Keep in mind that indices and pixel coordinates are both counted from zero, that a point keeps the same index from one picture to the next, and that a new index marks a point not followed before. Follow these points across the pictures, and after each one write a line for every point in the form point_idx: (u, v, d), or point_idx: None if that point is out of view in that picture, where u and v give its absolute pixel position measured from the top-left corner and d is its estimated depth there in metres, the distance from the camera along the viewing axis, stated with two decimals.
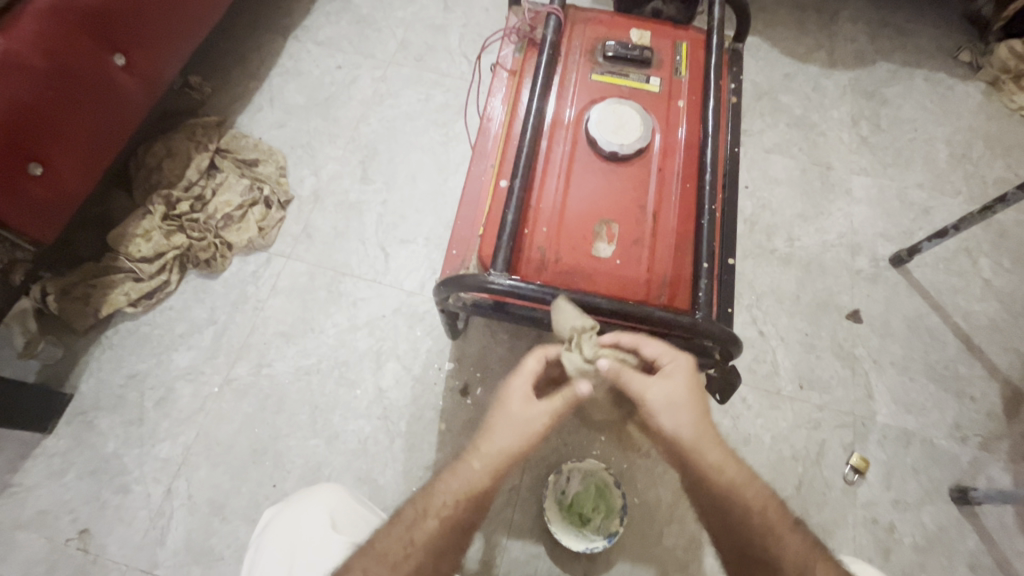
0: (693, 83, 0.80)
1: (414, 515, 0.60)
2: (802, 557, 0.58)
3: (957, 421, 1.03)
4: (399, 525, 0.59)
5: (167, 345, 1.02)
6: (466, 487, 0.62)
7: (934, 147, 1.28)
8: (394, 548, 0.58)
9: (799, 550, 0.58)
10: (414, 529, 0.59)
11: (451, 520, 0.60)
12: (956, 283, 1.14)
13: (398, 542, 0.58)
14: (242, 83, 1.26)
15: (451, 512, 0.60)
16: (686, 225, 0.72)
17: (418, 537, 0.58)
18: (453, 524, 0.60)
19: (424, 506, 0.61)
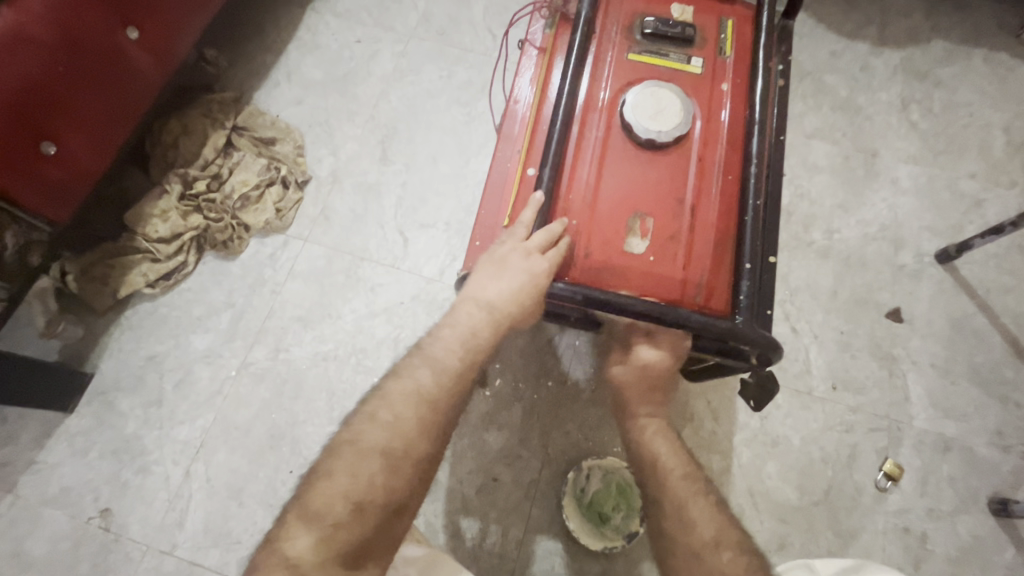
0: (739, 62, 0.74)
1: (413, 369, 0.61)
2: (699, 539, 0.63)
3: (999, 429, 0.97)
4: (401, 379, 0.60)
5: (185, 328, 1.02)
6: (460, 338, 0.63)
7: (990, 134, 1.19)
8: (399, 391, 0.59)
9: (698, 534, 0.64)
10: (416, 381, 0.60)
11: (449, 372, 0.61)
12: (1007, 282, 1.07)
13: (403, 395, 0.58)
14: (259, 56, 1.22)
15: (452, 368, 0.61)
16: (726, 222, 0.67)
17: (419, 390, 0.59)
18: (454, 372, 0.61)
19: (422, 362, 0.61)
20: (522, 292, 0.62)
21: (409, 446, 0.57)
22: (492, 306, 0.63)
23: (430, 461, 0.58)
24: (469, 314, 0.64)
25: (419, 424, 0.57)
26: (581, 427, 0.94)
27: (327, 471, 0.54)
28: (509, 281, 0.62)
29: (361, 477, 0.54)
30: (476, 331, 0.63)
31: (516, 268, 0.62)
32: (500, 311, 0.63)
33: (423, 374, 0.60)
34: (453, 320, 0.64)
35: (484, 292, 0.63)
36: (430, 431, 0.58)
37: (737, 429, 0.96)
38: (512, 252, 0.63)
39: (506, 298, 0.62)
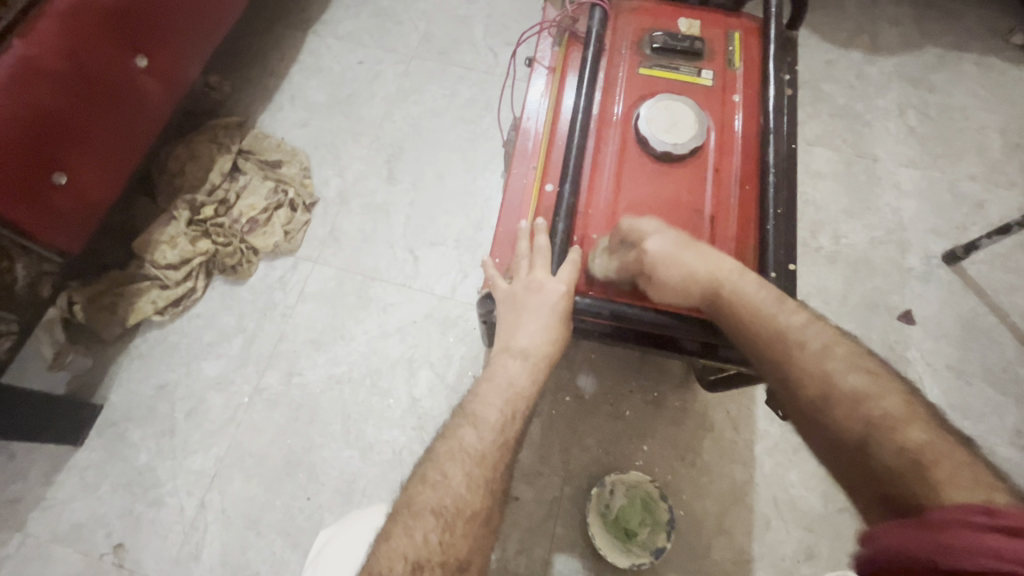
0: (747, 74, 0.75)
1: (458, 428, 0.58)
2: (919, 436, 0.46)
3: (1017, 427, 0.98)
4: (447, 441, 0.56)
5: (196, 354, 1.00)
6: (502, 392, 0.60)
7: (987, 136, 1.21)
8: (444, 456, 0.55)
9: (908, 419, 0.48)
10: (462, 440, 0.56)
11: (493, 427, 0.57)
12: (1014, 281, 1.08)
13: (452, 456, 0.55)
14: (263, 81, 1.22)
15: (497, 422, 0.58)
16: (746, 231, 0.68)
17: (466, 448, 0.55)
18: (499, 426, 0.57)
19: (465, 420, 0.58)
20: (549, 324, 0.61)
21: (462, 505, 0.53)
22: (528, 353, 0.61)
23: (486, 517, 0.53)
24: (506, 366, 0.61)
25: (469, 482, 0.53)
26: (601, 442, 0.93)
27: (384, 536, 0.51)
28: (535, 320, 0.61)
29: (418, 538, 0.50)
30: (516, 381, 0.60)
31: (534, 307, 0.62)
32: (536, 355, 0.61)
33: (468, 433, 0.56)
34: (491, 374, 0.61)
35: (516, 339, 0.62)
36: (483, 489, 0.54)
37: (758, 437, 0.95)
38: (526, 289, 0.63)
39: (540, 339, 0.61)
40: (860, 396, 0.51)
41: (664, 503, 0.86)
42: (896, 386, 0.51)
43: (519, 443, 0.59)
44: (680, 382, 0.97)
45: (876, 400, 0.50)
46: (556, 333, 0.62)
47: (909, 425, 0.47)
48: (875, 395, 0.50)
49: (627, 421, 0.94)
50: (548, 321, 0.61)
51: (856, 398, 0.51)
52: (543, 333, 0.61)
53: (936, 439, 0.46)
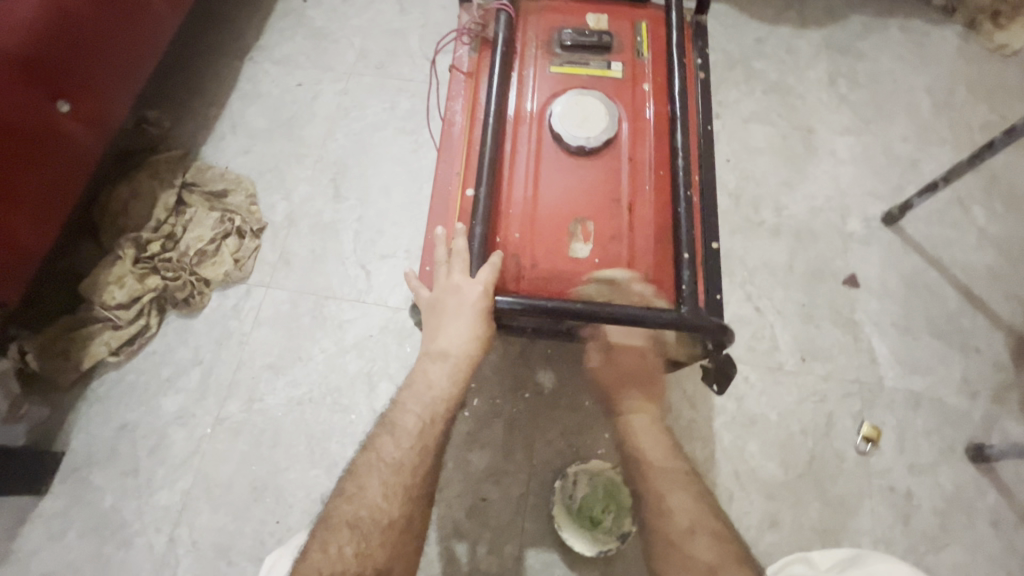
0: (657, 62, 0.77)
1: (379, 439, 0.65)
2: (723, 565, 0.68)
3: (965, 376, 1.00)
4: (368, 452, 0.64)
5: (155, 391, 1.00)
6: (421, 398, 0.65)
7: (915, 97, 1.24)
8: (364, 471, 0.62)
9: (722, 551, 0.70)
10: (381, 450, 0.63)
11: (410, 435, 0.64)
12: (951, 236, 1.11)
13: (369, 466, 0.62)
14: (202, 112, 1.22)
15: (413, 430, 0.64)
16: (664, 215, 0.69)
17: (383, 458, 0.63)
18: (417, 434, 0.64)
19: (385, 430, 0.65)
20: (470, 322, 0.63)
21: (379, 513, 0.60)
22: (449, 355, 0.65)
23: (404, 521, 0.61)
24: (428, 370, 0.66)
25: (385, 491, 0.61)
26: (562, 435, 0.94)
27: (307, 549, 0.59)
28: (455, 321, 0.64)
29: (337, 550, 0.58)
30: (436, 386, 0.65)
31: (454, 308, 0.64)
32: (456, 357, 0.65)
33: (386, 443, 0.64)
34: (411, 382, 0.67)
35: (438, 343, 0.65)
36: (401, 494, 0.61)
37: (714, 413, 0.97)
38: (447, 292, 0.64)
39: (462, 340, 0.64)
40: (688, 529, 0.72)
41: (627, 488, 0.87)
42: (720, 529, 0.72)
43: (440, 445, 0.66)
44: None
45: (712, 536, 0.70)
46: (477, 328, 0.63)
47: (701, 531, 0.71)
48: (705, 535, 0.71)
49: (586, 412, 0.95)
50: (468, 318, 0.63)
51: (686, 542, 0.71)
52: (465, 330, 0.64)
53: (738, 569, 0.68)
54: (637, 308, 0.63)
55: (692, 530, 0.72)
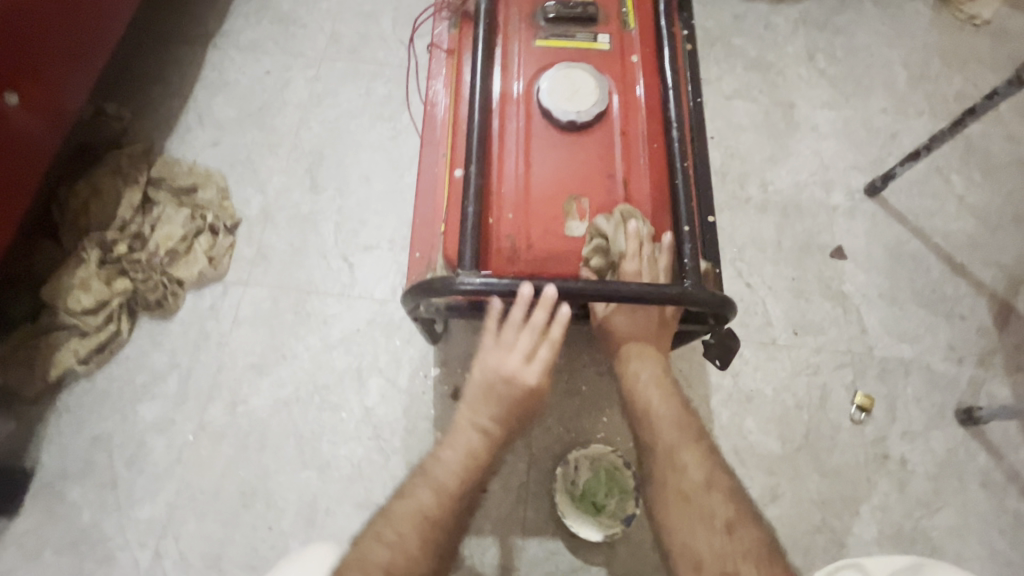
0: (644, 34, 0.75)
1: (416, 489, 0.65)
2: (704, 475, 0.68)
3: (951, 342, 1.02)
4: (405, 500, 0.64)
5: (130, 399, 0.95)
6: (461, 458, 0.66)
7: (892, 70, 1.25)
8: (399, 521, 0.62)
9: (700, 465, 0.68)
10: (421, 504, 0.63)
11: (450, 493, 0.64)
12: (932, 205, 1.12)
13: (408, 517, 0.62)
14: (165, 104, 1.16)
15: (454, 489, 0.64)
16: (659, 189, 0.68)
17: (422, 511, 0.63)
18: (455, 492, 0.64)
19: (425, 481, 0.65)
20: (513, 395, 0.65)
21: (413, 563, 0.61)
22: (490, 425, 0.66)
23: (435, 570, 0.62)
24: (468, 431, 0.66)
25: (422, 542, 0.62)
26: (561, 421, 0.93)
27: None
28: (502, 392, 0.65)
29: None
30: (476, 451, 0.66)
31: (504, 376, 0.64)
32: (499, 429, 0.66)
33: (425, 493, 0.64)
34: (453, 439, 0.66)
35: (481, 409, 0.66)
36: (432, 550, 0.62)
37: (711, 390, 0.97)
38: (494, 356, 0.65)
39: (504, 415, 0.65)
40: (717, 525, 0.64)
41: (629, 471, 0.87)
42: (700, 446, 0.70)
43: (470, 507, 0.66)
44: None
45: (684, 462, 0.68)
46: (524, 401, 0.65)
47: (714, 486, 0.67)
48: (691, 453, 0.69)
49: (584, 395, 0.94)
50: (518, 396, 0.64)
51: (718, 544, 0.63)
52: (513, 399, 0.65)
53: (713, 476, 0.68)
54: (639, 284, 0.60)
55: (728, 527, 0.64)
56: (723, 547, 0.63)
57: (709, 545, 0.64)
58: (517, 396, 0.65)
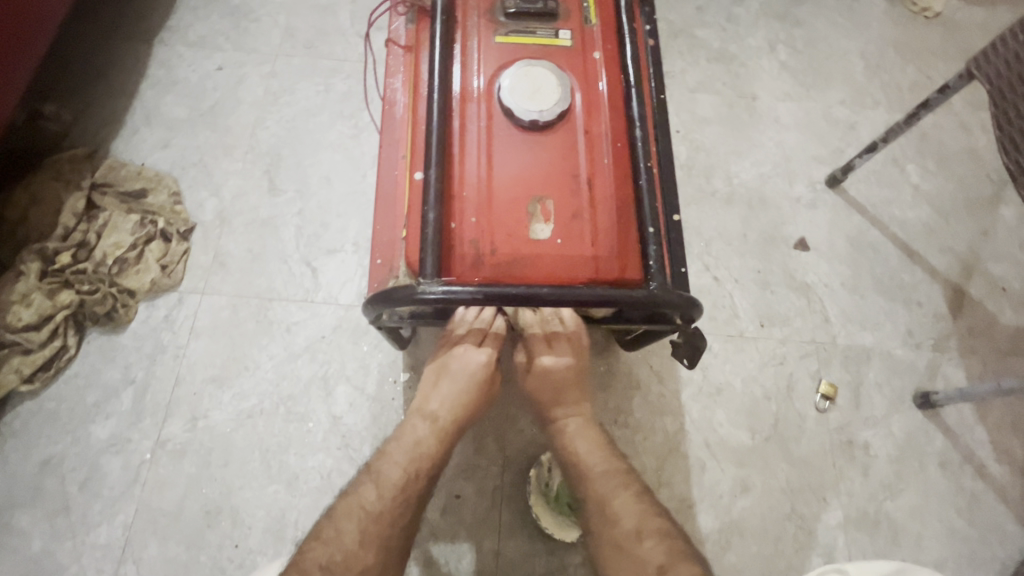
0: (606, 29, 0.73)
1: (361, 487, 0.68)
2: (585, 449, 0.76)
3: (909, 329, 1.05)
4: (348, 498, 0.67)
5: (81, 419, 0.90)
6: (406, 451, 0.70)
7: (850, 61, 1.27)
8: (341, 519, 0.65)
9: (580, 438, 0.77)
10: (362, 497, 0.67)
11: (393, 486, 0.68)
12: (889, 195, 1.15)
13: (348, 513, 0.66)
14: (108, 103, 1.09)
15: (398, 480, 0.68)
16: (624, 188, 0.67)
17: (363, 505, 0.66)
18: (399, 483, 0.68)
19: (369, 478, 0.68)
20: (463, 382, 0.73)
21: (352, 561, 0.63)
22: (438, 416, 0.72)
23: (379, 569, 0.64)
24: (416, 426, 0.72)
25: (362, 538, 0.64)
26: (533, 422, 0.92)
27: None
28: (450, 384, 0.73)
29: None
30: (423, 442, 0.71)
31: (456, 371, 0.73)
32: (446, 418, 0.72)
33: (368, 491, 0.67)
34: (400, 434, 0.72)
35: (430, 404, 0.73)
36: (375, 544, 0.64)
37: (682, 385, 0.98)
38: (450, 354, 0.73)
39: (450, 404, 0.72)
40: (610, 505, 0.71)
41: None
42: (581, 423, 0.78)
43: (417, 503, 0.69)
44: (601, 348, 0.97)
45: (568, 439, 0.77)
46: (467, 390, 0.73)
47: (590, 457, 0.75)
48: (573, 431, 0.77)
49: None
50: (462, 381, 0.72)
51: (613, 522, 0.70)
52: (458, 388, 0.73)
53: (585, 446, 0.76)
54: (606, 290, 0.60)
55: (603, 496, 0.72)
56: (615, 524, 0.70)
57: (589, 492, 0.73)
58: (461, 383, 0.73)
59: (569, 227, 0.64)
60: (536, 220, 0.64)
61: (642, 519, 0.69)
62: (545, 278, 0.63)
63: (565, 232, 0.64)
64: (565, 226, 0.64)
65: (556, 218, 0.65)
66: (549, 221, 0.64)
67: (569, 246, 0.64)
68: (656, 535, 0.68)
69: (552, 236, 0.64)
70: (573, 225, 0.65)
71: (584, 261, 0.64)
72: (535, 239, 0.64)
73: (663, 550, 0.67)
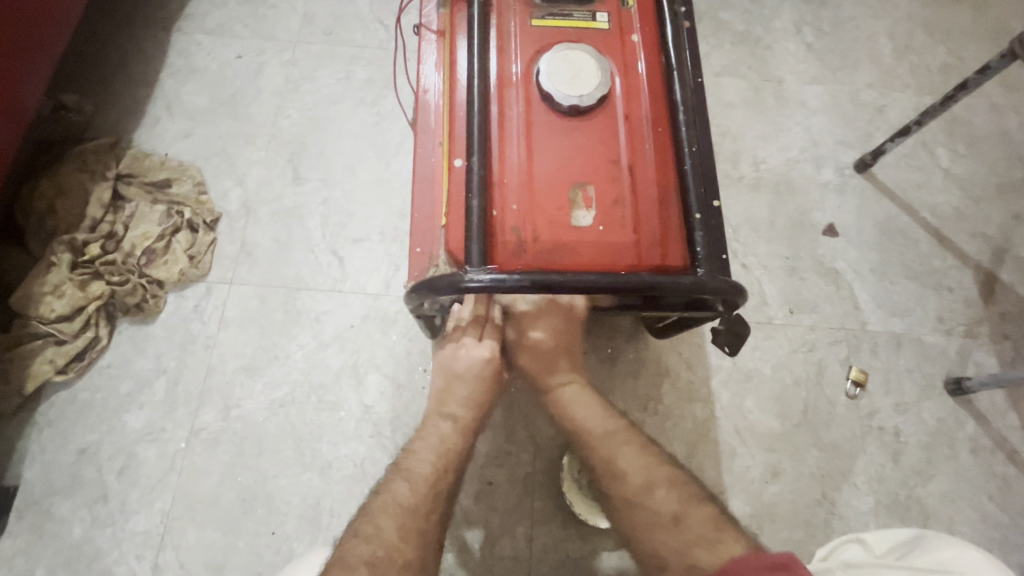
0: (643, 11, 0.72)
1: (394, 483, 0.68)
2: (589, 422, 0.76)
3: (940, 314, 1.04)
4: (382, 495, 0.67)
5: (115, 408, 0.91)
6: (434, 448, 0.71)
7: (878, 43, 1.25)
8: (377, 515, 0.64)
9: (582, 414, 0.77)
10: (396, 493, 0.66)
11: (426, 481, 0.68)
12: (919, 179, 1.14)
13: (386, 508, 0.65)
14: (130, 92, 1.09)
15: (429, 476, 0.69)
16: (666, 174, 0.66)
17: (399, 501, 0.66)
18: (431, 477, 0.69)
19: (401, 474, 0.69)
20: (476, 384, 0.75)
21: (395, 556, 0.62)
22: (457, 415, 0.74)
23: (418, 565, 0.62)
24: (437, 425, 0.74)
25: (401, 533, 0.63)
26: None
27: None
28: (465, 386, 0.75)
29: None
30: (447, 439, 0.73)
31: (463, 373, 0.75)
32: (465, 416, 0.74)
33: (402, 487, 0.67)
34: (425, 433, 0.73)
35: (448, 404, 0.75)
36: (415, 538, 0.64)
37: (711, 372, 0.97)
38: (454, 357, 0.75)
39: (467, 403, 0.75)
40: (616, 463, 0.72)
41: None
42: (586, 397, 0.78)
43: (448, 496, 0.69)
44: (630, 336, 0.97)
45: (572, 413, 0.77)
46: (483, 389, 0.75)
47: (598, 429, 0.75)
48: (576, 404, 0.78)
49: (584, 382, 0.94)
50: (473, 382, 0.75)
51: (620, 479, 0.71)
52: (469, 389, 0.75)
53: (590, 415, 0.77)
54: (652, 276, 0.59)
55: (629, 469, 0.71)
56: (623, 480, 0.71)
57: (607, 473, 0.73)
58: (471, 384, 0.75)
59: (610, 214, 0.64)
60: (577, 207, 0.64)
61: (648, 471, 0.71)
62: (589, 265, 0.62)
63: (607, 219, 0.64)
64: (606, 213, 0.64)
65: (597, 205, 0.64)
66: (590, 208, 0.64)
67: (611, 233, 0.63)
68: (666, 484, 0.70)
69: (594, 223, 0.63)
70: (615, 212, 0.64)
71: (626, 248, 0.63)
72: (576, 226, 0.63)
73: (673, 497, 0.68)
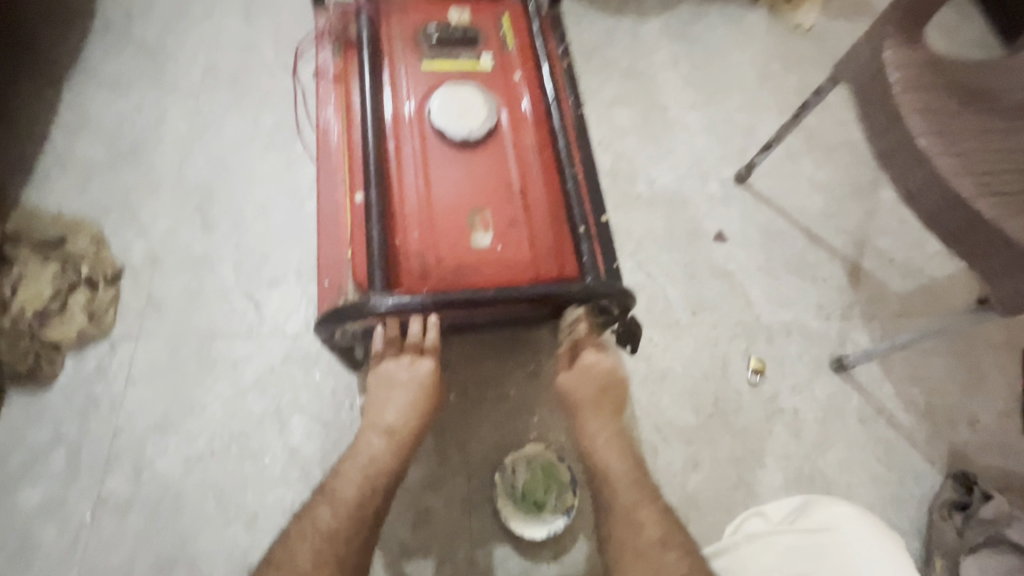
0: (523, 52, 0.79)
1: (316, 510, 0.67)
2: (620, 468, 0.76)
3: (819, 302, 1.18)
4: (303, 521, 0.66)
5: (9, 485, 0.84)
6: (362, 469, 0.70)
7: (744, 72, 1.42)
8: (296, 544, 0.64)
9: (611, 455, 0.77)
10: (316, 519, 0.66)
11: (349, 506, 0.67)
12: (789, 186, 1.29)
13: (304, 537, 0.64)
14: (16, 150, 1.04)
15: (354, 500, 0.68)
16: (555, 194, 0.72)
17: (319, 528, 0.65)
18: (355, 502, 0.68)
19: (323, 500, 0.68)
20: (414, 395, 0.73)
21: None
22: (392, 429, 0.72)
23: None
24: (370, 441, 0.72)
25: (316, 561, 0.63)
26: (495, 428, 0.94)
27: None
28: (401, 397, 0.73)
29: None
30: (378, 456, 0.71)
31: (403, 381, 0.73)
32: (400, 431, 0.72)
33: (323, 511, 0.67)
34: (355, 451, 0.71)
35: (382, 417, 0.73)
36: (331, 568, 0.63)
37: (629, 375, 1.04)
38: (391, 368, 0.73)
39: (403, 414, 0.72)
40: (634, 514, 0.72)
41: (563, 464, 0.91)
42: (622, 444, 0.78)
43: (374, 520, 0.68)
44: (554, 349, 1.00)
45: (598, 454, 0.78)
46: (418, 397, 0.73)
47: (618, 478, 0.75)
48: (609, 447, 0.78)
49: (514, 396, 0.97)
50: (413, 394, 0.73)
51: (637, 530, 0.71)
52: (408, 400, 0.73)
53: (615, 465, 0.76)
54: (546, 287, 0.65)
55: (638, 519, 0.72)
56: (638, 532, 0.71)
57: (632, 533, 0.71)
58: (411, 395, 0.73)
59: (507, 233, 0.69)
60: (477, 230, 0.68)
61: (666, 530, 0.70)
62: (490, 283, 0.67)
63: (505, 239, 0.69)
64: (504, 233, 0.69)
65: (494, 226, 0.69)
66: (489, 229, 0.69)
67: (509, 251, 0.68)
68: (678, 548, 0.69)
69: (493, 242, 0.68)
70: (512, 231, 0.69)
71: (525, 264, 0.68)
72: (478, 247, 0.68)
73: (684, 564, 0.67)
